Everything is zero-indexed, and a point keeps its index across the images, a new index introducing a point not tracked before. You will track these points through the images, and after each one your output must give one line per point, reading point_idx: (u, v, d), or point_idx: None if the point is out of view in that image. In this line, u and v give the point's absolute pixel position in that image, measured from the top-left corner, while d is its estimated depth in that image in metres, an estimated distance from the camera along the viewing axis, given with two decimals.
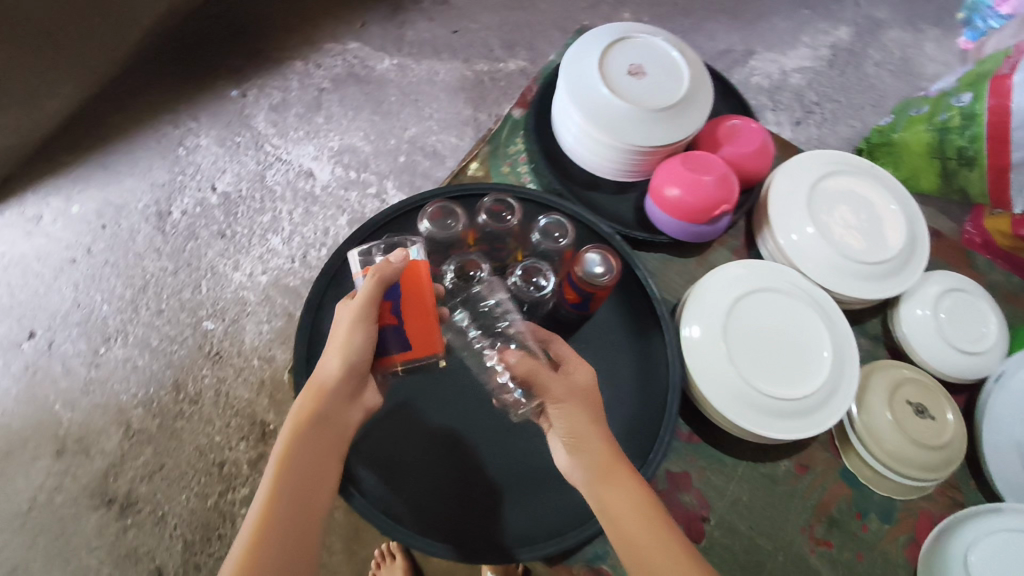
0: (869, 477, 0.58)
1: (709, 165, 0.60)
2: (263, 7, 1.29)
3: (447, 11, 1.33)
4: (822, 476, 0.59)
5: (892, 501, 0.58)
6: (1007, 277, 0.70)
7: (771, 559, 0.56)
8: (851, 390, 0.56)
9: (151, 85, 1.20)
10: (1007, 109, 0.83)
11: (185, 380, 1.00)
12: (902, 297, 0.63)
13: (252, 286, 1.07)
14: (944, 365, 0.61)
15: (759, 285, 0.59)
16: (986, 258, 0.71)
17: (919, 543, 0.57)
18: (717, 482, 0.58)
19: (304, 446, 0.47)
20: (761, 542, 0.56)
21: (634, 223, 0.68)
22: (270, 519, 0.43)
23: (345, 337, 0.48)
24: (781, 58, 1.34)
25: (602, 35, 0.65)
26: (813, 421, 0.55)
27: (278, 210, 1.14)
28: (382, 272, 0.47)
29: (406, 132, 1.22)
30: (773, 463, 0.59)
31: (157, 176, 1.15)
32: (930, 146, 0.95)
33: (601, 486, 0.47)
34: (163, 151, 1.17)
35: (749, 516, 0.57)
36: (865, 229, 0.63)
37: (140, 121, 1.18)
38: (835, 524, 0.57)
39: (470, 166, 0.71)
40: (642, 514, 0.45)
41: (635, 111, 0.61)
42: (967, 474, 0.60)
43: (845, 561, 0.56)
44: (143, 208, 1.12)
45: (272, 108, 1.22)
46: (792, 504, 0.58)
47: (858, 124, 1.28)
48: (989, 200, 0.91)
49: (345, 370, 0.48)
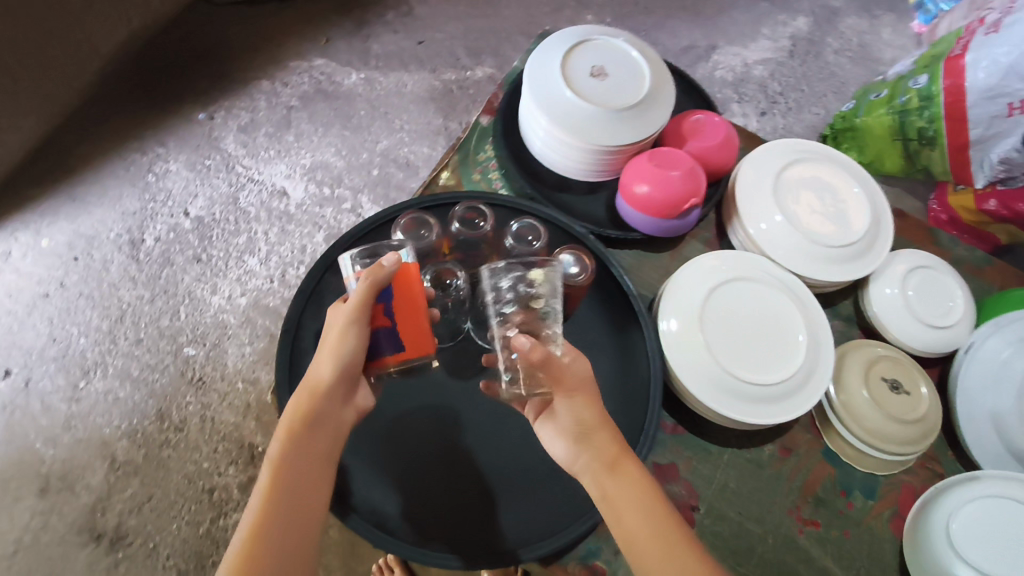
0: (851, 455, 0.59)
1: (675, 160, 0.61)
2: (226, 29, 1.29)
3: (411, 22, 1.34)
4: (806, 457, 0.60)
5: (874, 477, 0.60)
6: (971, 252, 0.72)
7: (762, 543, 0.57)
8: (828, 370, 0.58)
9: (116, 113, 1.19)
10: (962, 88, 0.84)
11: (169, 409, 0.99)
12: (871, 278, 0.65)
13: (231, 309, 1.07)
14: (915, 341, 0.62)
15: (734, 275, 0.60)
16: (949, 235, 0.73)
17: (903, 516, 0.59)
18: (704, 471, 0.59)
19: (299, 447, 0.46)
20: (750, 527, 0.57)
21: (606, 222, 0.68)
22: (266, 521, 0.43)
23: (338, 340, 0.48)
24: (743, 51, 1.36)
25: (562, 40, 0.66)
26: (794, 404, 0.56)
27: (253, 231, 1.13)
28: (376, 275, 0.47)
29: (378, 145, 1.22)
30: (757, 448, 0.60)
31: (127, 204, 1.14)
32: (892, 129, 0.97)
33: (603, 474, 0.47)
34: (133, 179, 1.15)
35: (738, 502, 0.58)
36: (832, 213, 0.64)
37: (107, 150, 1.16)
38: (821, 503, 0.59)
39: (441, 175, 0.71)
40: (643, 501, 0.45)
41: (600, 112, 0.62)
42: (945, 445, 0.62)
43: (833, 539, 0.57)
44: (116, 237, 1.11)
45: (241, 129, 1.21)
46: (778, 487, 0.59)
47: (821, 111, 1.31)
48: (952, 176, 0.94)
49: (339, 372, 0.48)
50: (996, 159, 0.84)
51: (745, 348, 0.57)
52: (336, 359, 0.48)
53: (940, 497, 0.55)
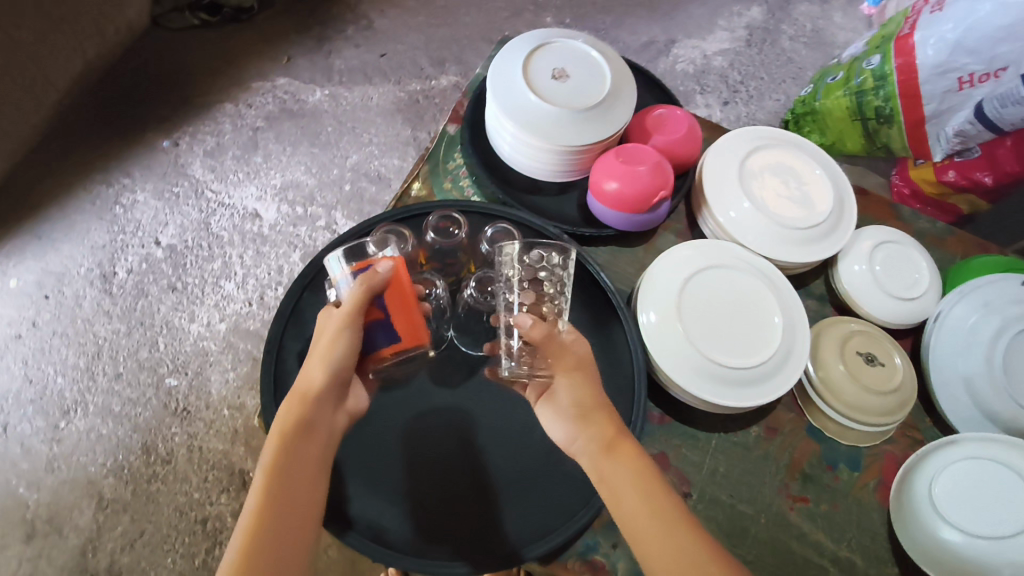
0: (834, 430, 0.61)
1: (641, 155, 0.63)
2: (185, 54, 1.28)
3: (372, 36, 1.34)
4: (791, 435, 0.61)
5: (858, 449, 0.61)
6: (933, 223, 0.75)
7: (755, 523, 0.58)
8: (805, 348, 0.60)
9: (78, 146, 1.17)
10: (913, 67, 0.87)
11: (154, 442, 0.98)
12: (839, 256, 0.67)
13: (211, 335, 1.06)
14: (886, 314, 0.64)
15: (707, 263, 0.61)
16: (911, 208, 0.75)
17: (888, 485, 0.60)
18: (693, 458, 0.60)
19: (292, 450, 0.47)
20: (743, 508, 0.58)
21: (579, 220, 0.69)
22: (263, 521, 0.43)
23: (329, 346, 0.50)
24: (701, 44, 1.39)
25: (522, 45, 0.67)
26: (775, 384, 0.58)
27: (227, 255, 1.12)
28: (370, 283, 0.47)
29: (348, 160, 1.22)
30: (743, 431, 0.61)
31: (96, 238, 1.12)
32: (851, 110, 1.00)
33: (600, 455, 0.49)
34: (100, 212, 1.14)
35: (729, 485, 0.59)
36: (797, 195, 0.66)
37: (71, 184, 1.15)
38: (809, 479, 0.60)
39: (412, 187, 0.71)
40: (639, 480, 0.47)
41: (566, 114, 0.63)
42: (922, 412, 0.64)
43: (823, 513, 0.59)
44: (87, 272, 1.09)
45: (208, 154, 1.20)
46: (766, 467, 0.60)
47: (782, 97, 1.33)
48: (910, 151, 0.97)
49: (331, 375, 0.50)
50: (951, 132, 0.88)
51: (724, 326, 0.58)
52: (327, 363, 0.50)
53: (919, 462, 0.57)
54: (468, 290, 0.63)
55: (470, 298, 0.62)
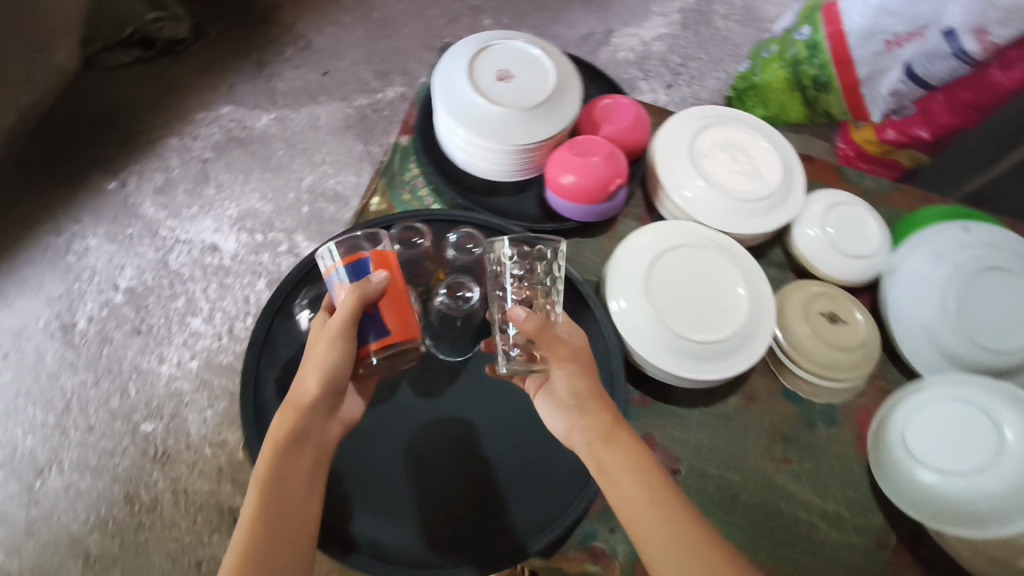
0: (808, 391, 0.63)
1: (594, 147, 0.64)
2: (122, 92, 1.25)
3: (312, 55, 1.33)
4: (768, 401, 0.63)
5: (832, 406, 0.64)
6: (876, 182, 0.78)
7: (744, 490, 0.59)
8: (772, 313, 0.61)
9: (21, 197, 1.14)
10: (842, 33, 0.90)
11: (137, 490, 0.95)
12: (794, 223, 0.69)
13: (183, 374, 1.03)
14: (846, 274, 0.67)
15: (671, 243, 0.63)
16: (855, 170, 0.78)
17: (864, 436, 0.63)
18: (678, 434, 0.61)
19: (288, 458, 0.47)
20: (731, 477, 0.60)
21: (540, 216, 0.70)
22: (258, 530, 0.44)
23: (323, 355, 0.49)
24: (639, 30, 1.41)
25: (463, 50, 0.68)
26: (747, 352, 0.59)
27: (190, 291, 1.10)
28: (365, 290, 0.47)
29: (303, 182, 1.21)
30: (723, 402, 0.63)
31: (51, 290, 1.09)
32: (789, 81, 1.02)
33: (598, 445, 0.49)
34: (52, 262, 1.10)
35: (716, 456, 0.61)
36: (747, 169, 0.68)
37: (18, 238, 1.11)
38: (790, 441, 0.62)
39: (372, 202, 0.72)
40: (638, 468, 0.47)
41: (515, 113, 0.64)
42: (888, 363, 0.67)
43: (807, 471, 0.61)
44: (45, 325, 1.06)
45: (158, 191, 1.18)
46: (749, 434, 0.62)
47: (723, 75, 1.37)
48: (851, 116, 0.99)
49: (324, 385, 0.49)
50: (886, 93, 0.91)
51: (694, 296, 0.60)
52: (321, 372, 0.49)
53: (896, 408, 0.59)
54: (438, 298, 0.63)
55: (442, 305, 0.63)
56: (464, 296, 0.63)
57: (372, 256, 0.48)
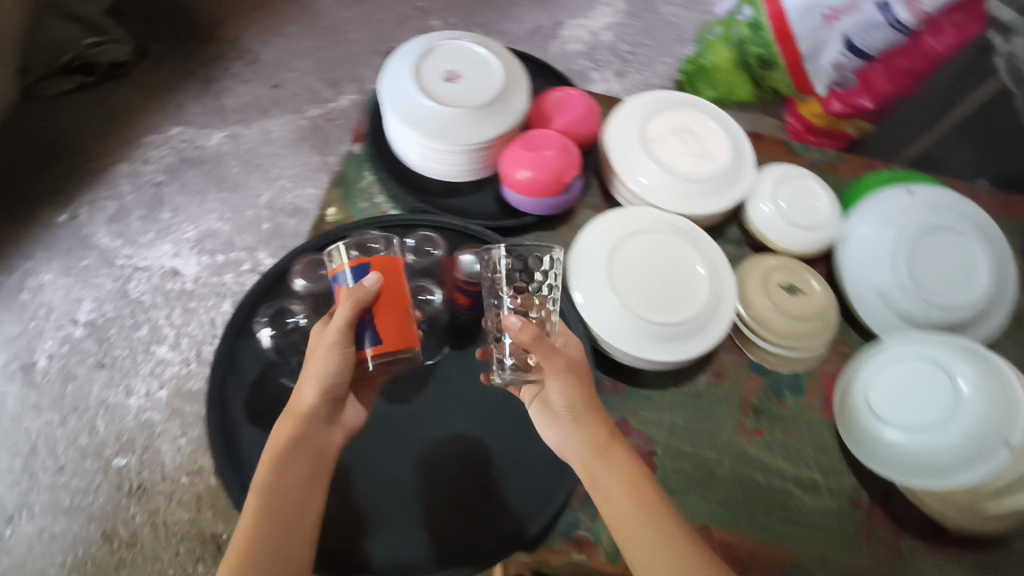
0: (773, 361, 0.65)
1: (546, 141, 0.65)
2: (64, 121, 1.21)
3: (260, 69, 1.31)
4: (735, 376, 0.65)
5: (797, 374, 0.66)
6: (823, 153, 0.80)
7: (720, 465, 0.60)
8: (733, 289, 0.63)
9: None
10: (783, 12, 0.90)
11: (114, 527, 0.92)
12: (747, 199, 0.70)
13: (153, 404, 1.01)
14: (802, 245, 0.68)
15: (633, 230, 0.64)
16: (802, 143, 0.81)
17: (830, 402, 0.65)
18: (651, 417, 0.62)
19: (288, 466, 0.49)
20: (707, 453, 0.61)
21: (499, 213, 0.71)
22: (255, 537, 0.45)
23: (321, 365, 0.51)
24: (586, 21, 1.42)
25: (407, 55, 0.68)
26: (713, 329, 0.61)
27: (154, 319, 1.07)
28: (359, 296, 0.48)
29: (261, 198, 1.19)
30: (692, 380, 0.64)
31: (7, 330, 1.05)
32: (734, 61, 1.02)
33: (594, 459, 0.50)
34: (6, 302, 1.07)
35: (693, 433, 0.62)
36: (698, 150, 0.69)
37: None
38: (760, 413, 0.63)
39: (328, 213, 0.71)
40: (634, 485, 0.49)
41: (465, 112, 0.64)
42: (847, 327, 0.69)
43: (778, 440, 0.62)
44: (4, 367, 1.03)
45: (111, 219, 1.15)
46: (720, 410, 0.63)
47: (672, 59, 1.38)
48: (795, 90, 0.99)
49: (322, 394, 0.51)
50: (828, 66, 0.94)
51: (671, 276, 0.62)
52: (319, 381, 0.51)
53: (868, 367, 0.60)
54: None
55: None
56: (427, 299, 0.63)
57: (374, 260, 0.50)
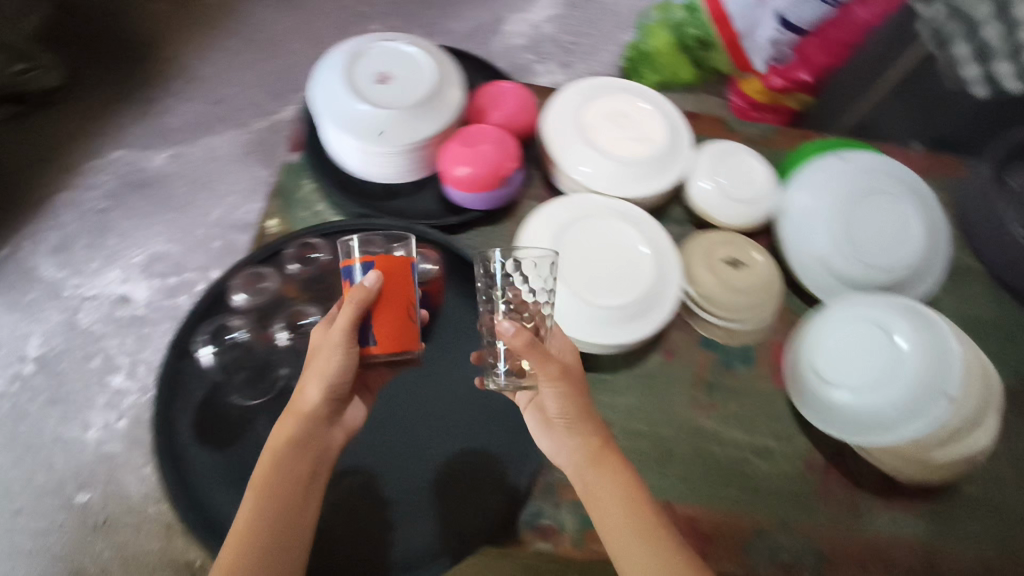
0: (724, 336, 0.66)
1: (483, 135, 0.65)
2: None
3: (199, 84, 1.28)
4: (688, 352, 0.66)
5: (747, 344, 0.67)
6: (762, 130, 0.81)
7: (677, 443, 0.61)
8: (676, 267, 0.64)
9: None
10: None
11: (82, 563, 0.90)
12: (687, 178, 0.71)
13: (112, 436, 0.99)
14: (743, 219, 0.69)
15: (576, 218, 0.64)
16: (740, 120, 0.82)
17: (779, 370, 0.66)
18: (607, 400, 0.62)
19: (287, 463, 0.50)
20: (663, 432, 0.62)
21: (441, 211, 0.70)
22: (249, 536, 0.47)
23: (325, 366, 0.51)
24: (528, 15, 1.42)
25: (337, 59, 0.67)
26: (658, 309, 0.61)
27: (107, 348, 1.05)
28: (361, 296, 0.48)
29: (209, 216, 1.17)
30: (646, 360, 0.65)
31: None
32: (674, 45, 1.06)
33: (587, 468, 0.51)
34: None
35: (648, 415, 0.62)
36: (635, 133, 0.70)
37: None
38: (714, 386, 0.64)
39: (269, 224, 0.69)
40: (625, 496, 0.49)
41: (399, 113, 0.63)
42: (796, 297, 0.71)
43: (733, 412, 0.63)
44: None
45: (53, 250, 1.11)
46: (674, 386, 0.64)
47: (615, 47, 1.40)
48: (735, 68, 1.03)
49: (325, 396, 0.52)
50: (765, 43, 0.95)
51: (621, 261, 0.62)
52: (322, 382, 0.51)
53: (816, 329, 0.61)
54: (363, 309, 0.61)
55: None
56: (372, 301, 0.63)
57: (379, 259, 0.49)
